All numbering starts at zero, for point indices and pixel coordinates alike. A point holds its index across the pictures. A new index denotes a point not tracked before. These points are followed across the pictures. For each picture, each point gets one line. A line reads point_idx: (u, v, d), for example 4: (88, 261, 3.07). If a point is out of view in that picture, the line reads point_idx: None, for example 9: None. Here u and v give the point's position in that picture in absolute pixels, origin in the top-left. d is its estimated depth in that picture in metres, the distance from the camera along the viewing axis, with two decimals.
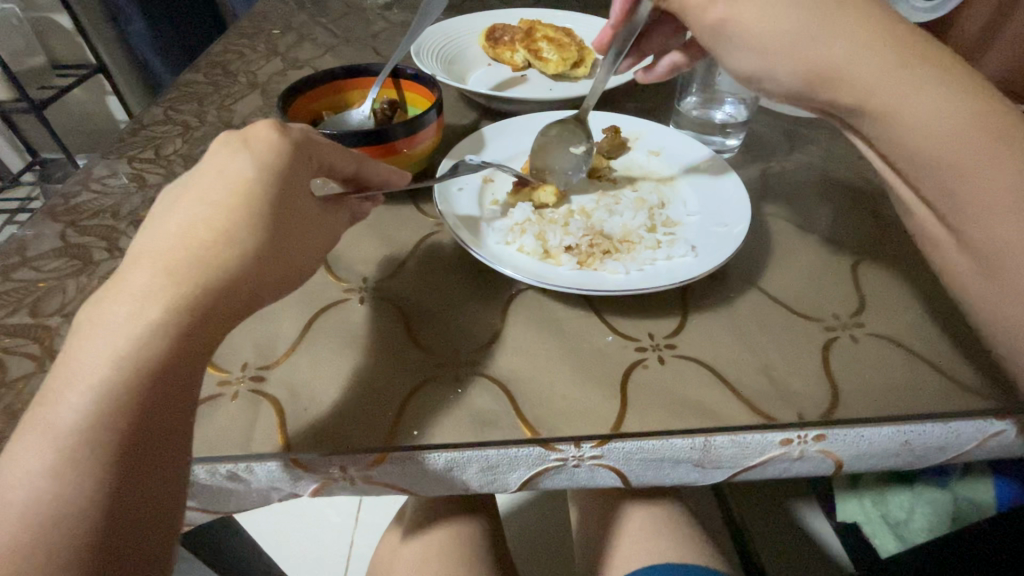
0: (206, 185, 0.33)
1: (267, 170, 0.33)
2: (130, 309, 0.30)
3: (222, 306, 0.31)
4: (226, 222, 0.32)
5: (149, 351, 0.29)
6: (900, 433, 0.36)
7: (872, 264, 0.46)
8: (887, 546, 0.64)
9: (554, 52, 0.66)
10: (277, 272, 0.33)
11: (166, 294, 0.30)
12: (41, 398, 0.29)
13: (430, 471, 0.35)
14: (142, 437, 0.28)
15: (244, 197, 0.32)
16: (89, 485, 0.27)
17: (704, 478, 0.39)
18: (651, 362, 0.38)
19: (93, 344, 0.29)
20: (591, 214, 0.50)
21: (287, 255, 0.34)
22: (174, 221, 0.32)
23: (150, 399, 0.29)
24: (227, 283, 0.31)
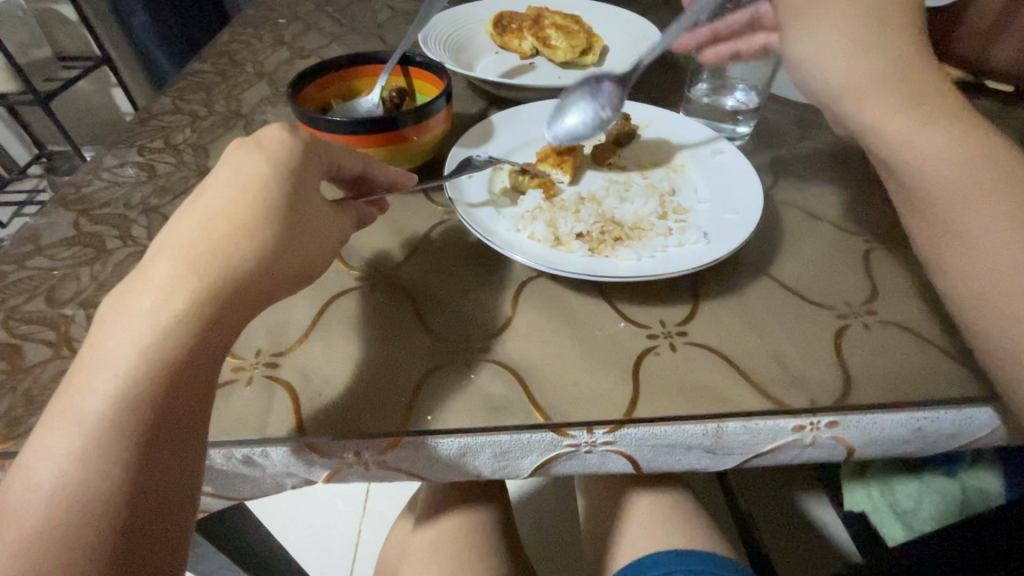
0: (221, 173, 0.33)
1: (281, 157, 0.34)
2: (150, 295, 0.30)
3: (240, 291, 0.31)
4: (244, 208, 0.32)
5: (169, 334, 0.29)
6: (914, 420, 0.36)
7: (885, 252, 0.46)
8: (894, 534, 0.64)
9: (563, 39, 0.66)
10: (293, 258, 0.33)
11: (185, 279, 0.30)
12: (68, 382, 0.30)
13: (442, 457, 0.35)
14: (164, 430, 0.29)
15: (258, 185, 0.32)
16: (111, 477, 0.27)
17: (715, 464, 0.39)
18: (662, 349, 0.38)
19: (115, 328, 0.29)
20: (601, 202, 0.50)
21: (302, 242, 0.34)
22: (191, 208, 0.32)
23: (170, 393, 0.29)
24: (245, 268, 0.31)
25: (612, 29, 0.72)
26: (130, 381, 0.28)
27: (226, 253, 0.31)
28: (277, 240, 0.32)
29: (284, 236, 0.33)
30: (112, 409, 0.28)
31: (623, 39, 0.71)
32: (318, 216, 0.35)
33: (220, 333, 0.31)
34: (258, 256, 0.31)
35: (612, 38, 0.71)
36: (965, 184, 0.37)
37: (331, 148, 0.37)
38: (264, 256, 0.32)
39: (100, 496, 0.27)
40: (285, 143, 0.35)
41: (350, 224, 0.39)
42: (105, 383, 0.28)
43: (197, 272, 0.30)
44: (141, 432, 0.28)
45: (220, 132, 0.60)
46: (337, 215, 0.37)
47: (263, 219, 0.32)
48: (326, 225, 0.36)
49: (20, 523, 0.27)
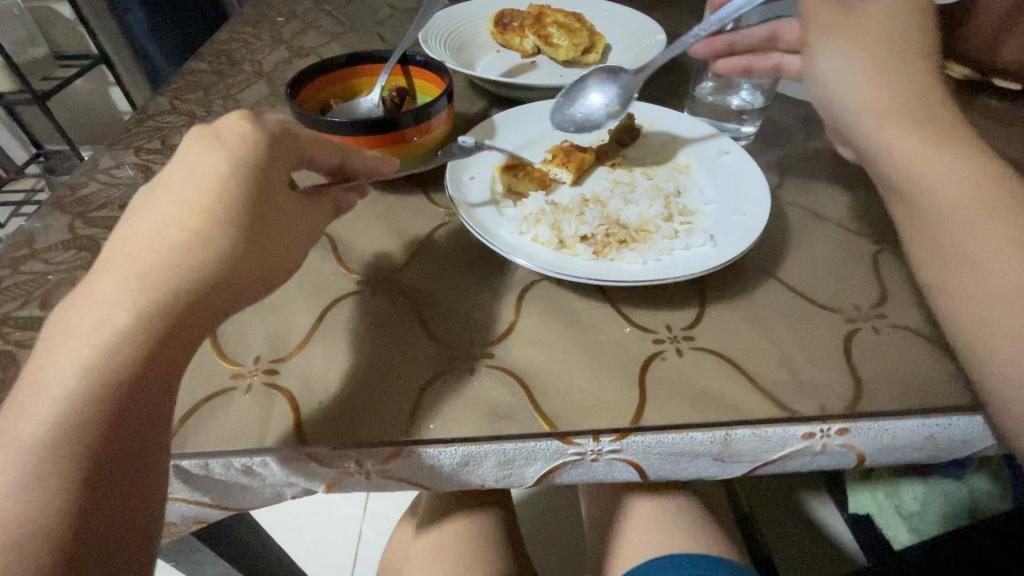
0: (179, 180, 0.32)
1: (232, 164, 0.32)
2: (93, 312, 0.28)
3: (195, 306, 0.30)
4: (196, 218, 0.30)
5: (117, 355, 0.28)
6: (926, 427, 0.35)
7: (894, 254, 0.45)
8: (900, 537, 0.63)
9: (565, 38, 0.65)
10: (254, 265, 0.32)
11: (132, 295, 0.29)
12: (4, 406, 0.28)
13: (444, 467, 0.35)
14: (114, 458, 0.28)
15: (207, 197, 0.31)
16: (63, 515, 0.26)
17: (723, 471, 0.38)
18: (669, 354, 0.38)
19: (58, 351, 0.28)
20: (605, 203, 0.49)
21: (263, 250, 0.33)
22: (139, 217, 0.31)
23: (119, 420, 0.28)
24: (199, 281, 0.30)
25: (615, 28, 0.71)
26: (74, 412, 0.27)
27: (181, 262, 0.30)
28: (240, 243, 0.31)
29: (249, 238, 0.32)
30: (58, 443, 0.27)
31: (626, 38, 0.70)
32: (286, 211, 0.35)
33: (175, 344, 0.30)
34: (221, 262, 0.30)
35: (615, 36, 0.70)
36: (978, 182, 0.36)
37: (302, 144, 0.36)
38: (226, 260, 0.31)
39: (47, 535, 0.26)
40: (245, 143, 0.33)
41: (325, 223, 0.38)
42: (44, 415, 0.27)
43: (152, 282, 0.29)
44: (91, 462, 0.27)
45: None
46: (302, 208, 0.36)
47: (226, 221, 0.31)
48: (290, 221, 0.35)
49: None
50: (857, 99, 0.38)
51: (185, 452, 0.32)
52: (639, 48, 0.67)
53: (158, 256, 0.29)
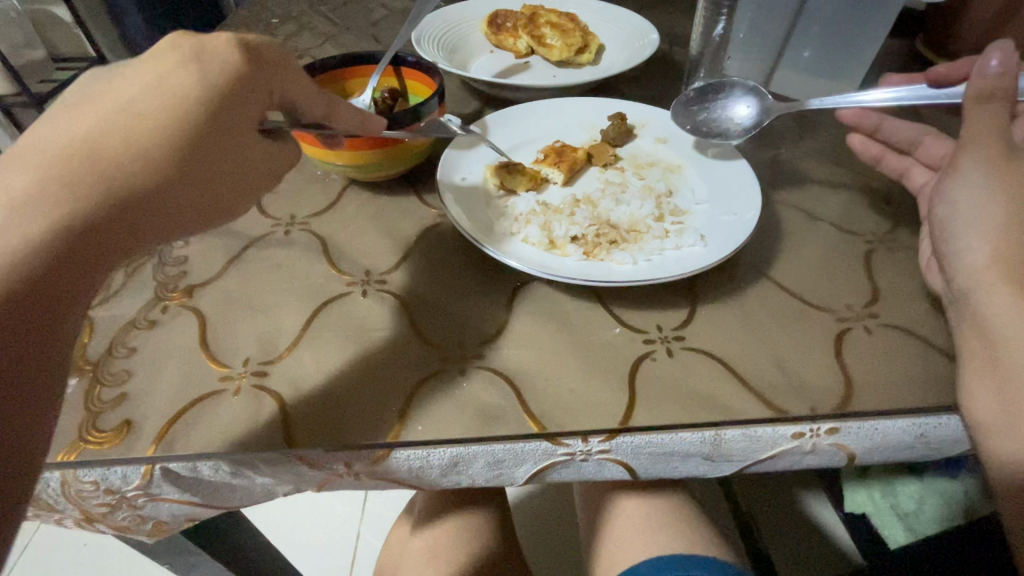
0: (143, 90, 0.33)
1: (203, 87, 0.34)
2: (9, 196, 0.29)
3: (120, 216, 0.32)
4: (150, 131, 0.32)
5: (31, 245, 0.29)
6: (916, 426, 0.35)
7: (886, 253, 0.45)
8: (896, 537, 0.63)
9: (558, 38, 0.65)
10: (188, 188, 0.34)
11: (55, 190, 0.30)
12: None
13: (433, 468, 0.35)
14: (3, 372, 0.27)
15: (164, 115, 0.33)
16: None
17: (714, 471, 0.38)
18: (660, 354, 0.38)
19: None
20: (597, 204, 0.49)
21: (203, 177, 0.35)
22: (91, 113, 0.32)
23: (26, 309, 0.28)
24: (125, 192, 0.32)
25: (608, 27, 0.71)
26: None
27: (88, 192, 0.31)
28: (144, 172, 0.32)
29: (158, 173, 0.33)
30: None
31: (619, 37, 0.70)
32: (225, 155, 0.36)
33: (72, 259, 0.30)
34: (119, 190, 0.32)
35: (608, 37, 0.70)
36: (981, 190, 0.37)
37: (288, 90, 0.37)
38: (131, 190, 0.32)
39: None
40: (223, 67, 0.34)
41: (285, 168, 0.40)
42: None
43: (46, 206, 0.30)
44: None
45: None
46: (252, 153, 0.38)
47: (142, 154, 0.32)
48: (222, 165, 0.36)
49: None
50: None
51: (173, 454, 0.32)
52: (633, 48, 0.67)
53: (94, 192, 0.31)
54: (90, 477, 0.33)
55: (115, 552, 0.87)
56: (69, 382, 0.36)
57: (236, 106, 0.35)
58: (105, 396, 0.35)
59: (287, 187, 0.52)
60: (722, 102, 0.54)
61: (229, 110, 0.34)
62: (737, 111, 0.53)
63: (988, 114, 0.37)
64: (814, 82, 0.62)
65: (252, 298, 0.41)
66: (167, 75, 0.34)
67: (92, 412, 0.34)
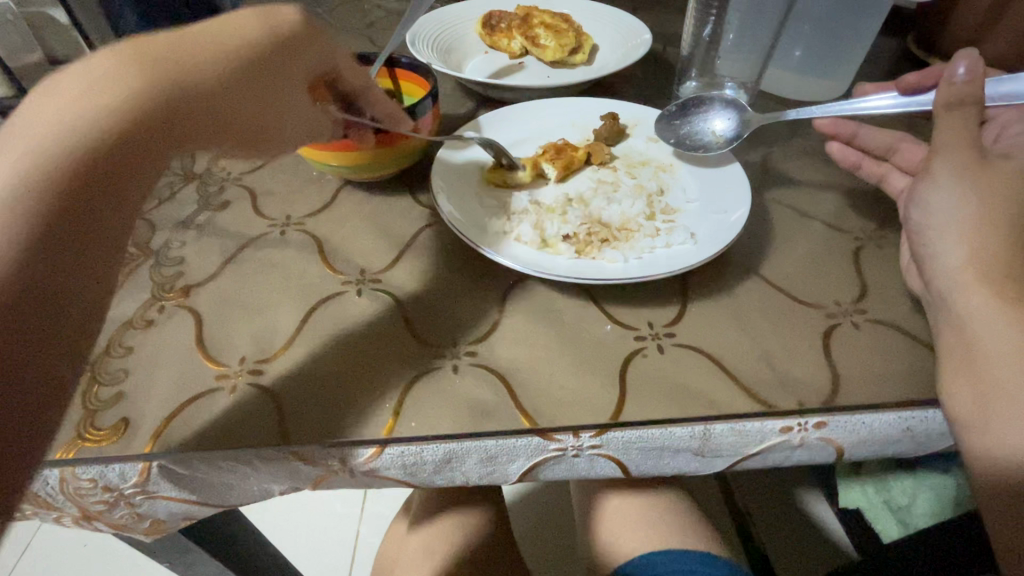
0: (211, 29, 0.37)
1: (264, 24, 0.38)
2: (85, 83, 0.31)
3: (190, 107, 0.33)
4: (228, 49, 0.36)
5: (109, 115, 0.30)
6: (902, 420, 0.36)
7: (874, 250, 0.46)
8: (889, 531, 0.64)
9: (552, 38, 0.65)
10: (249, 105, 0.36)
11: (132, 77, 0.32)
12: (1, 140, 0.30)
13: (426, 464, 0.35)
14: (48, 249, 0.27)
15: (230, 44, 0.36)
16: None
17: (704, 466, 0.39)
18: (650, 351, 0.38)
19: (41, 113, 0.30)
20: (589, 202, 0.49)
21: (268, 97, 0.37)
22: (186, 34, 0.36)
23: (97, 163, 0.29)
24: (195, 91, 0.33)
25: (602, 28, 0.72)
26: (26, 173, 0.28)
27: (155, 79, 0.32)
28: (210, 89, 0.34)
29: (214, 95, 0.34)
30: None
31: (612, 38, 0.70)
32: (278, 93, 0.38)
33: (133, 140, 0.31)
34: (167, 91, 0.32)
35: (602, 37, 0.71)
36: (957, 192, 0.38)
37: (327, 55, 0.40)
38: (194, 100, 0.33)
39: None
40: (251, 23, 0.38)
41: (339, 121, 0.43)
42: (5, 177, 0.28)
43: (93, 107, 0.30)
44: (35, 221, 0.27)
45: None
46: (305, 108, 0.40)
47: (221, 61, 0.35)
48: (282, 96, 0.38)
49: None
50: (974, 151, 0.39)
51: (170, 450, 0.33)
52: (626, 48, 0.67)
53: (164, 75, 0.33)
54: (88, 475, 0.33)
55: (117, 553, 0.88)
56: None
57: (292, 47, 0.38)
58: (103, 395, 0.35)
59: (283, 189, 0.52)
60: (701, 114, 0.56)
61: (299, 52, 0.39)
62: (714, 125, 0.55)
63: (961, 118, 0.39)
64: (806, 81, 0.63)
65: (247, 297, 0.42)
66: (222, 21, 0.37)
67: (89, 411, 0.35)
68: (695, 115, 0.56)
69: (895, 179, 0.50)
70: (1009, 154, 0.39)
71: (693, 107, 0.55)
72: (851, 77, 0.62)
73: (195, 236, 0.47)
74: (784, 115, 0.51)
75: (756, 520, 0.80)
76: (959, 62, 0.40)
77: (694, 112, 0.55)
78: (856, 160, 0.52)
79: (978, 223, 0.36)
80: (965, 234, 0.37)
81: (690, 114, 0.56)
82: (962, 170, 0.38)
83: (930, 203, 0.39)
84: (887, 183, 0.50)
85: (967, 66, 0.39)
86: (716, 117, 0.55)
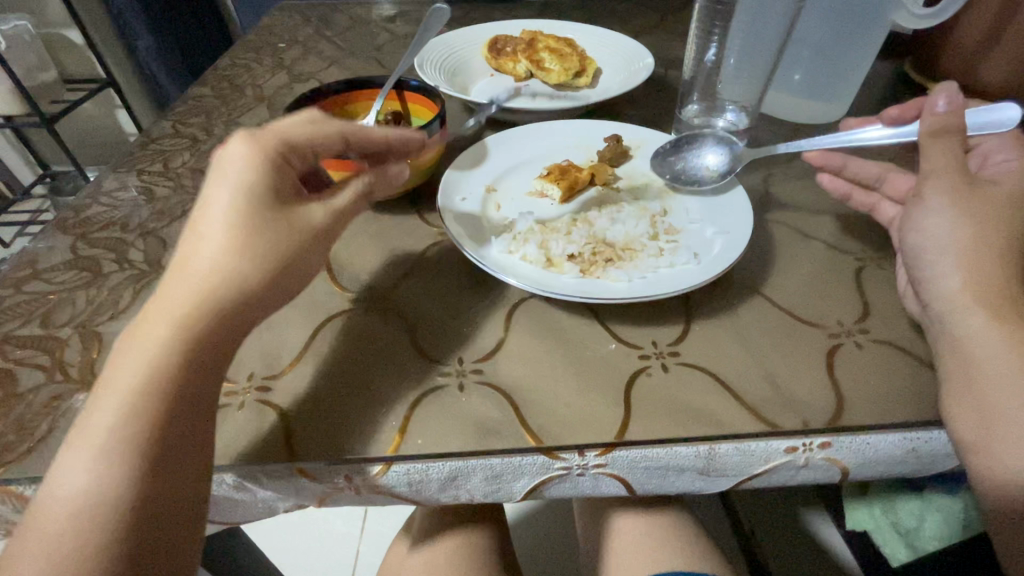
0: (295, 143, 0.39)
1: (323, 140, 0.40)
2: (223, 238, 0.34)
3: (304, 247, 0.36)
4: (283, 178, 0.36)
5: (243, 268, 0.33)
6: (908, 440, 0.35)
7: (876, 270, 0.46)
8: (899, 555, 0.63)
9: (556, 62, 0.67)
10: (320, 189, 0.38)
11: (248, 232, 0.34)
12: (158, 295, 0.34)
13: (432, 482, 0.35)
14: (157, 462, 0.30)
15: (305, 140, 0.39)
16: (103, 520, 0.29)
17: (709, 486, 0.38)
18: (655, 370, 0.38)
19: (187, 278, 0.33)
20: (593, 222, 0.50)
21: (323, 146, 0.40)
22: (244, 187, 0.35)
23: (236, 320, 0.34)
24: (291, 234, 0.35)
25: (606, 51, 0.74)
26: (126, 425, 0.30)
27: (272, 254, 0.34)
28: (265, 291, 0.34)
29: (269, 281, 0.34)
30: (95, 426, 0.30)
31: (615, 62, 0.72)
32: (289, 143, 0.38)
33: (209, 347, 0.33)
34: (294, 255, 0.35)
35: (605, 61, 0.73)
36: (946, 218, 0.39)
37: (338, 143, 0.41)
38: (247, 298, 0.34)
39: (86, 532, 0.28)
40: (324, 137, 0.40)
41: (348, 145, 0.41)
42: (138, 344, 0.32)
43: (231, 266, 0.33)
44: (142, 481, 0.29)
45: None
46: (226, 178, 0.36)
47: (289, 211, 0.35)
48: (266, 187, 0.35)
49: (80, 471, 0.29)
50: (969, 178, 0.40)
51: None
52: (629, 71, 0.69)
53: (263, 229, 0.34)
54: None
55: None
56: (79, 396, 0.37)
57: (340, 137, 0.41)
58: None
59: None
60: (695, 149, 0.55)
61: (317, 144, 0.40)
62: (706, 160, 0.55)
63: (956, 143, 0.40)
64: (807, 104, 0.64)
65: None
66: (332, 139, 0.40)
67: None
68: (683, 156, 0.56)
69: (887, 207, 0.49)
70: (995, 182, 0.40)
71: (684, 144, 0.56)
72: (850, 101, 0.63)
73: None
74: (775, 149, 0.51)
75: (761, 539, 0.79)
76: (938, 96, 0.42)
77: (683, 150, 0.56)
78: (847, 189, 0.52)
79: (972, 249, 0.37)
80: (962, 258, 0.38)
81: (678, 157, 0.56)
82: (954, 196, 0.39)
83: (925, 228, 0.40)
84: (879, 212, 0.50)
85: (946, 99, 0.42)
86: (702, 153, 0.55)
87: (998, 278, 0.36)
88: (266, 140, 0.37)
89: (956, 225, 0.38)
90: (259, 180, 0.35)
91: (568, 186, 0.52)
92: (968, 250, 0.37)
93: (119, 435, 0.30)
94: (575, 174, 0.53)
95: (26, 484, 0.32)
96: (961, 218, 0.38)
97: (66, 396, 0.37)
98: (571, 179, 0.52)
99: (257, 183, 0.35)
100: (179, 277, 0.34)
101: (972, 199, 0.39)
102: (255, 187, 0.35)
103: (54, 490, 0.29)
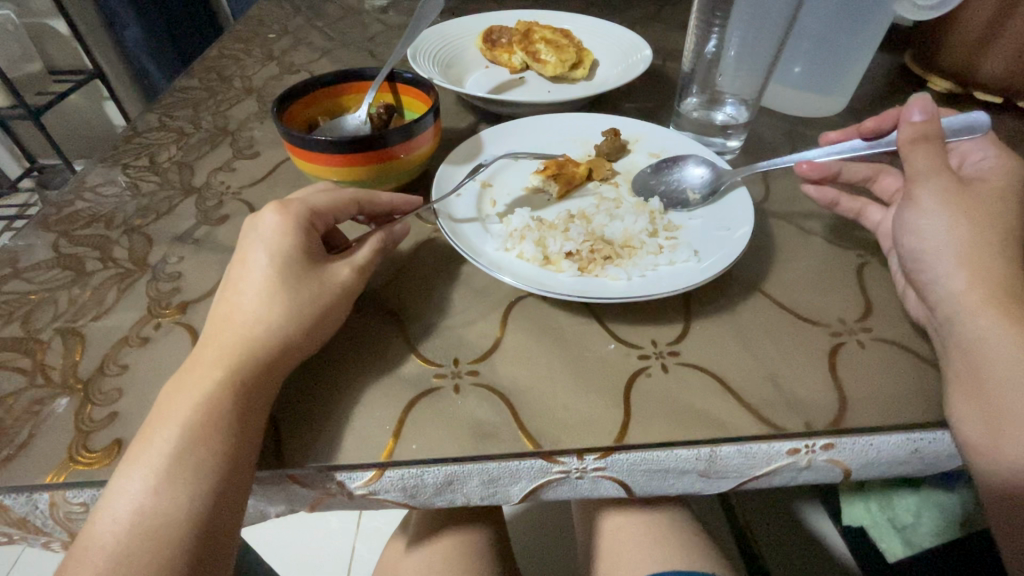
0: (322, 211, 0.40)
1: (345, 201, 0.42)
2: (263, 289, 0.35)
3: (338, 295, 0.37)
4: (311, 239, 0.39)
5: (283, 315, 0.35)
6: (911, 441, 0.35)
7: (877, 267, 0.46)
8: (895, 549, 0.63)
9: (553, 54, 0.65)
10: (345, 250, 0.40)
11: (285, 284, 0.36)
12: (200, 344, 0.35)
13: (427, 486, 0.34)
14: (222, 506, 0.30)
15: (330, 208, 0.40)
16: (158, 569, 0.28)
17: (709, 488, 0.38)
18: (654, 370, 0.38)
19: (230, 325, 0.35)
20: (591, 219, 0.49)
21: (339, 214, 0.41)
22: (277, 244, 0.37)
23: (278, 361, 0.34)
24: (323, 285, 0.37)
25: (602, 43, 0.72)
26: (183, 471, 0.30)
27: (312, 298, 0.36)
28: (308, 340, 0.35)
29: (310, 328, 0.36)
30: (137, 469, 0.30)
31: (612, 54, 0.70)
32: (313, 208, 0.40)
33: (259, 394, 0.33)
34: (329, 299, 0.37)
35: (602, 52, 0.71)
36: (950, 215, 0.38)
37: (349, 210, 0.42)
38: (289, 348, 0.35)
39: None
40: (339, 200, 0.41)
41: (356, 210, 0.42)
42: (178, 388, 0.33)
43: (271, 312, 0.35)
44: (182, 518, 0.29)
45: (208, 149, 0.59)
46: (260, 240, 0.38)
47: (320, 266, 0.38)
48: (298, 244, 0.38)
49: (126, 509, 0.29)
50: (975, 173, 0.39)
51: None
52: (627, 63, 0.68)
53: (298, 279, 0.36)
54: (80, 499, 0.32)
55: None
56: (61, 401, 0.36)
57: (350, 201, 0.42)
58: (95, 415, 0.35)
59: None
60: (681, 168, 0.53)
61: (330, 211, 0.40)
62: (692, 177, 0.51)
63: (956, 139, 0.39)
64: (807, 97, 0.63)
65: None
66: (350, 202, 0.42)
67: (83, 432, 0.34)
68: (673, 177, 0.52)
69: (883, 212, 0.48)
70: (978, 180, 0.40)
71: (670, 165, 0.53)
72: (849, 94, 0.62)
73: (193, 251, 0.47)
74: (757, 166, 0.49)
75: (755, 531, 0.80)
76: (913, 106, 0.41)
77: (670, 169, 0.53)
78: (842, 199, 0.49)
79: (968, 249, 0.37)
80: (961, 261, 0.37)
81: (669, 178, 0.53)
82: (942, 198, 0.38)
83: (920, 231, 0.39)
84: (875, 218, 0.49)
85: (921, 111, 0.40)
86: (692, 165, 0.52)
87: (998, 278, 0.36)
88: (293, 208, 0.39)
89: (951, 226, 0.38)
90: (293, 237, 0.38)
91: (564, 180, 0.51)
92: (970, 249, 0.37)
93: (178, 483, 0.30)
94: (569, 169, 0.52)
95: (5, 493, 0.31)
96: (953, 218, 0.38)
97: (48, 400, 0.36)
98: (565, 175, 0.51)
99: (289, 244, 0.37)
100: (223, 327, 0.35)
101: (960, 197, 0.38)
102: (286, 250, 0.37)
103: (92, 530, 0.29)
